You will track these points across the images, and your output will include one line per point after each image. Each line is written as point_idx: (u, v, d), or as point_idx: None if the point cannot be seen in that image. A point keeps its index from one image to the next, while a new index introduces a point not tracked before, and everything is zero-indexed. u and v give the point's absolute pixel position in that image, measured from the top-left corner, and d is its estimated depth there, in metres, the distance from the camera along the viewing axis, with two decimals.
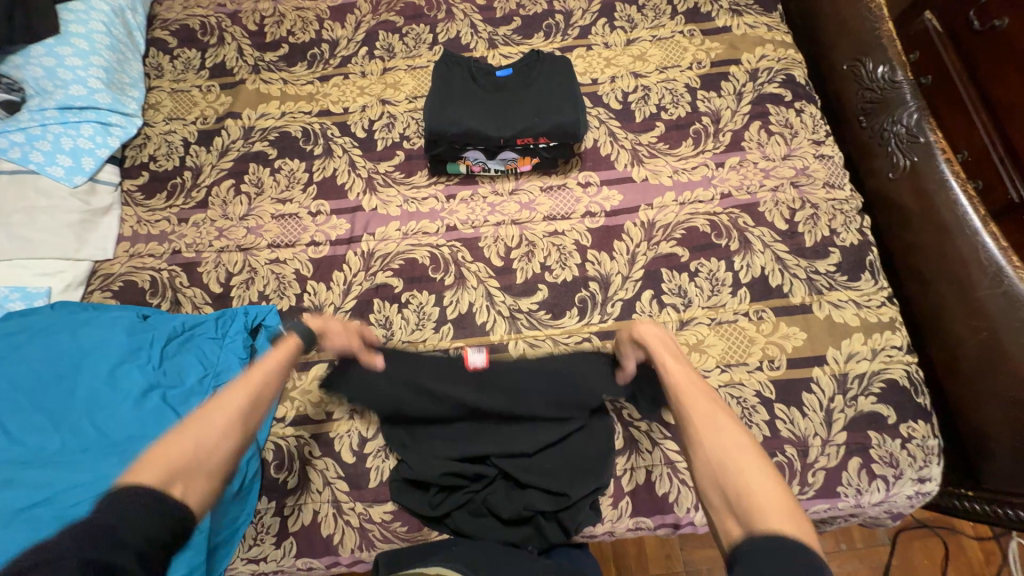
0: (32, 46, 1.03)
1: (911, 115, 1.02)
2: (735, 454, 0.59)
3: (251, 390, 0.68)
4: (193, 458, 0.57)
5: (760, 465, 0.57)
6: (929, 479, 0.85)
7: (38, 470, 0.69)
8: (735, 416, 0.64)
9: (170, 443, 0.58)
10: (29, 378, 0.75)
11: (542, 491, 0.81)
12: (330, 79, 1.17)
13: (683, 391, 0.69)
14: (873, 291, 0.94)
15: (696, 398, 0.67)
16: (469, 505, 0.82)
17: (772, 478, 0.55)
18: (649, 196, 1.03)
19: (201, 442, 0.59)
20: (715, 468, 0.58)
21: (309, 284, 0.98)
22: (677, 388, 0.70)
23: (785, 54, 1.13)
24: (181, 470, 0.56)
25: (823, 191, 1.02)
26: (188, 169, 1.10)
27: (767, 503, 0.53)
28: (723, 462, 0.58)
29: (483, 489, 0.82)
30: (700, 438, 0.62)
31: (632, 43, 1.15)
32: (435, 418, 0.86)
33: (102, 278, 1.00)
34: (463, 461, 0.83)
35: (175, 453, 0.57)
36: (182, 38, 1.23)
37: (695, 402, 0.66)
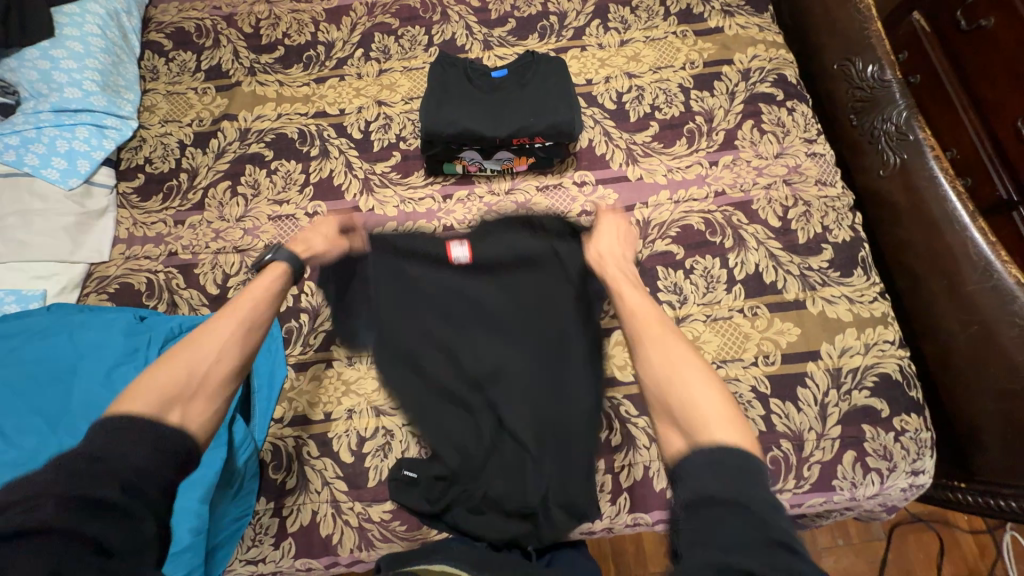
0: (26, 49, 1.04)
1: (901, 113, 1.03)
2: (684, 372, 0.63)
3: (243, 311, 0.70)
4: (191, 380, 0.62)
5: (707, 381, 0.62)
6: (922, 472, 0.86)
7: None
8: (684, 338, 0.68)
9: (167, 367, 0.62)
10: (27, 381, 0.74)
11: (541, 487, 0.80)
12: (325, 81, 1.17)
13: (638, 315, 0.72)
14: (866, 287, 0.95)
15: (650, 322, 0.70)
16: (469, 501, 0.81)
17: (716, 392, 0.60)
18: (644, 194, 1.04)
19: (196, 365, 0.63)
20: (665, 383, 0.63)
21: (306, 284, 0.99)
22: (632, 314, 0.73)
23: (777, 54, 1.14)
24: (179, 396, 0.60)
25: (815, 189, 1.03)
26: (184, 171, 1.10)
27: (710, 413, 0.58)
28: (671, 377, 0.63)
29: (481, 484, 0.81)
30: (652, 358, 0.66)
31: (626, 44, 1.17)
32: (430, 410, 0.86)
33: (98, 281, 1.00)
34: (459, 454, 0.82)
35: (173, 378, 0.61)
36: (177, 41, 1.23)
37: (649, 325, 0.70)
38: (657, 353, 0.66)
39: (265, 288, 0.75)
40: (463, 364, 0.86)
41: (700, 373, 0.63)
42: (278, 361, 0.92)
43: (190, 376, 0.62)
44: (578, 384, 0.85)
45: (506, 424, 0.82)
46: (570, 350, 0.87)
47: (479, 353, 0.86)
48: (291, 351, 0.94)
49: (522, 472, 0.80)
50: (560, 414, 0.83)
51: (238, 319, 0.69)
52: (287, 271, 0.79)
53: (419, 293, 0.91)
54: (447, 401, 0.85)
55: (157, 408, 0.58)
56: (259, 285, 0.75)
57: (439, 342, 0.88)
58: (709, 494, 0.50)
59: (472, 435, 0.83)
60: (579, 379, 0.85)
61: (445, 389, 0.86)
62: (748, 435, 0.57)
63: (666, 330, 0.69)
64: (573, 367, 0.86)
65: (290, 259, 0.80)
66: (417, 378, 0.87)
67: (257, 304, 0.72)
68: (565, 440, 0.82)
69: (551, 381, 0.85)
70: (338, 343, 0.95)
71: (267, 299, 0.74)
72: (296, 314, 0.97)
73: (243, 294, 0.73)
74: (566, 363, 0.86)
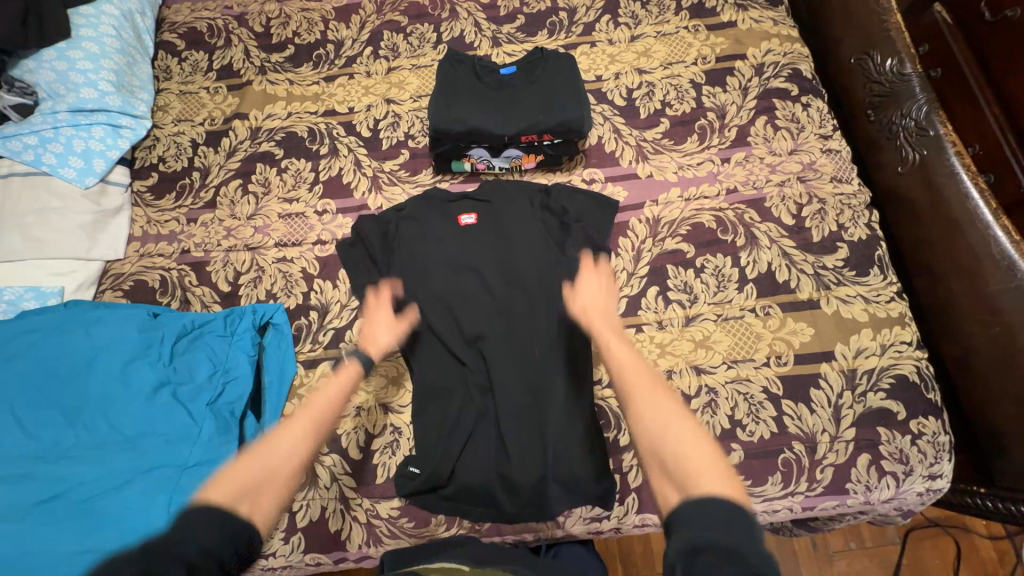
0: (45, 51, 1.05)
1: (921, 108, 1.01)
2: (674, 428, 0.66)
3: (320, 405, 0.76)
4: (263, 474, 0.66)
5: (693, 433, 0.65)
6: (940, 476, 0.84)
7: (54, 466, 0.70)
8: (672, 394, 0.72)
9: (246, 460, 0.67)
10: (44, 374, 0.75)
11: (549, 459, 0.83)
12: (335, 80, 1.18)
13: (627, 370, 0.76)
14: (882, 286, 0.93)
15: (638, 377, 0.75)
16: (480, 476, 0.83)
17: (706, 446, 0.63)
18: (654, 192, 1.03)
19: (273, 457, 0.68)
20: (654, 435, 0.66)
21: (316, 282, 1.00)
22: (621, 372, 0.76)
23: (791, 48, 1.12)
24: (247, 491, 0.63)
25: (830, 186, 1.01)
26: (196, 169, 1.11)
27: (697, 462, 0.60)
28: (660, 430, 0.66)
29: (490, 459, 0.84)
30: (642, 412, 0.69)
31: (636, 39, 1.15)
32: (434, 389, 0.90)
33: (113, 278, 1.02)
34: (466, 432, 0.85)
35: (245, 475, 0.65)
36: (190, 40, 1.25)
37: (637, 381, 0.74)
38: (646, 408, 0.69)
39: (341, 386, 0.80)
40: (467, 326, 0.92)
41: (685, 426, 0.66)
42: (289, 358, 0.93)
43: (265, 468, 0.67)
44: (577, 361, 0.90)
45: (509, 399, 0.86)
46: (567, 329, 0.92)
47: (481, 318, 0.93)
48: (301, 349, 0.94)
49: (528, 445, 0.84)
50: (562, 390, 0.87)
51: (313, 413, 0.75)
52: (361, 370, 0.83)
53: (427, 259, 0.98)
54: (451, 381, 0.90)
55: (230, 498, 0.61)
56: (336, 379, 0.81)
57: (441, 325, 0.93)
58: (705, 540, 0.49)
59: (476, 411, 0.87)
60: (576, 356, 0.91)
61: (449, 369, 0.91)
62: (740, 485, 0.58)
63: (652, 385, 0.73)
64: (570, 345, 0.91)
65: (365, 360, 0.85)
66: (421, 360, 0.92)
67: (332, 397, 0.78)
68: (568, 414, 0.86)
69: (552, 359, 0.89)
70: (347, 341, 0.95)
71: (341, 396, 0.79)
72: (305, 311, 0.96)
73: (323, 390, 0.78)
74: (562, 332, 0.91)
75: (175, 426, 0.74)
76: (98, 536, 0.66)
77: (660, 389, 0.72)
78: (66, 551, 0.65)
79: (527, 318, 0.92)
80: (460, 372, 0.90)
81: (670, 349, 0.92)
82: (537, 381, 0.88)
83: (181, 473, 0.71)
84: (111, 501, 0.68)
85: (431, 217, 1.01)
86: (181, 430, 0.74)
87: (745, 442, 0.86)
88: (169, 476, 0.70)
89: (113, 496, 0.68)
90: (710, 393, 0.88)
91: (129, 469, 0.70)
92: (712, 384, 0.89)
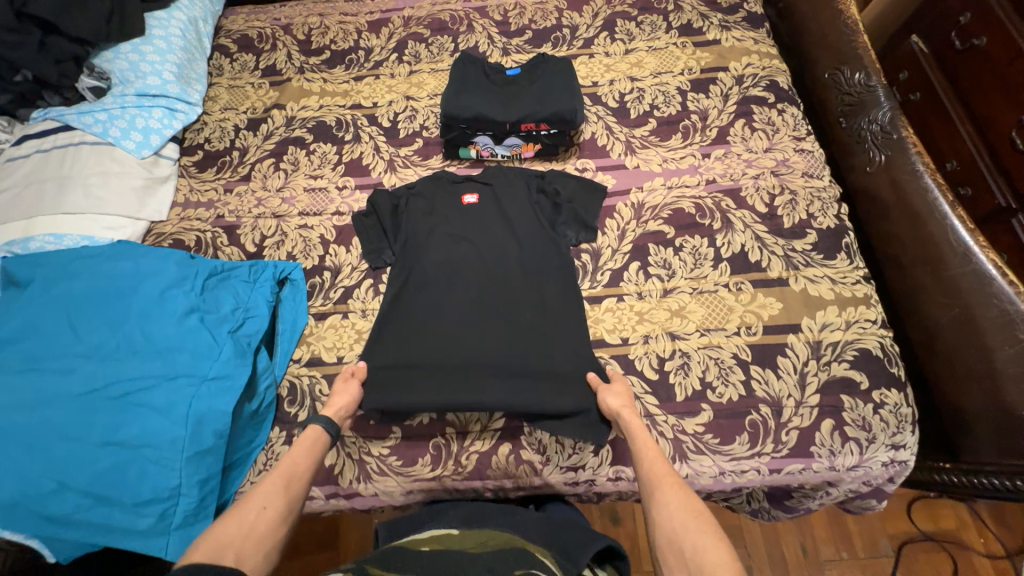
0: (123, 45, 1.24)
1: (885, 113, 1.10)
2: (694, 521, 0.67)
3: (288, 468, 0.76)
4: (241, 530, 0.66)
5: (712, 535, 0.65)
6: (903, 447, 0.88)
7: (97, 364, 0.80)
8: (686, 483, 0.73)
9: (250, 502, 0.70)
10: (95, 290, 0.86)
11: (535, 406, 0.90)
12: (363, 79, 1.34)
13: (650, 466, 0.76)
14: (849, 269, 1.00)
15: (660, 476, 0.74)
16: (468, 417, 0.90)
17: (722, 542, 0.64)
18: (639, 180, 1.13)
19: (246, 516, 0.68)
20: (671, 540, 0.66)
21: (331, 246, 1.11)
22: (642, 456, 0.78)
23: (770, 63, 1.25)
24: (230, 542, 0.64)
25: (802, 180, 1.10)
26: (237, 149, 1.27)
27: (718, 568, 0.61)
28: (678, 532, 0.67)
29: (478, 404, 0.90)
30: (665, 512, 0.69)
31: (630, 52, 1.30)
32: (429, 344, 0.98)
33: (155, 236, 1.16)
34: (458, 383, 0.93)
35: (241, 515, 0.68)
36: (242, 45, 1.44)
37: (659, 479, 0.74)
38: (665, 508, 0.70)
39: (306, 452, 0.79)
40: (463, 288, 1.03)
41: (705, 528, 0.66)
42: (302, 311, 1.03)
43: (240, 526, 0.67)
44: (566, 324, 0.99)
45: (499, 353, 0.96)
46: (555, 299, 1.01)
47: (477, 283, 1.03)
48: (313, 303, 1.05)
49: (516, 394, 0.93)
50: (549, 348, 0.97)
51: (281, 475, 0.75)
52: (322, 434, 0.82)
53: (432, 230, 1.10)
54: (446, 336, 0.98)
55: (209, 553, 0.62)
56: (297, 447, 0.80)
57: (440, 290, 1.03)
58: None
59: (467, 365, 0.95)
60: (563, 317, 1.00)
61: (443, 327, 0.99)
62: None
63: (671, 481, 0.73)
64: (558, 311, 1.00)
65: (328, 423, 0.84)
66: (419, 316, 1.01)
67: (298, 459, 0.78)
68: (555, 372, 0.94)
69: (540, 320, 0.99)
70: (355, 298, 1.05)
71: (307, 459, 0.79)
72: (319, 271, 1.08)
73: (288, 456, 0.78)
74: (548, 297, 1.02)
75: (199, 346, 0.84)
76: (127, 428, 0.77)
77: (680, 484, 0.73)
78: (101, 438, 0.76)
79: (519, 285, 1.03)
80: (454, 330, 0.99)
81: (648, 316, 0.99)
82: (524, 339, 0.97)
83: (202, 383, 0.81)
84: (141, 400, 0.78)
85: (439, 195, 1.14)
86: (204, 350, 0.84)
87: (714, 403, 0.92)
88: (192, 384, 0.80)
89: (144, 395, 0.79)
90: (683, 357, 0.95)
91: (158, 374, 0.80)
92: (685, 348, 0.96)
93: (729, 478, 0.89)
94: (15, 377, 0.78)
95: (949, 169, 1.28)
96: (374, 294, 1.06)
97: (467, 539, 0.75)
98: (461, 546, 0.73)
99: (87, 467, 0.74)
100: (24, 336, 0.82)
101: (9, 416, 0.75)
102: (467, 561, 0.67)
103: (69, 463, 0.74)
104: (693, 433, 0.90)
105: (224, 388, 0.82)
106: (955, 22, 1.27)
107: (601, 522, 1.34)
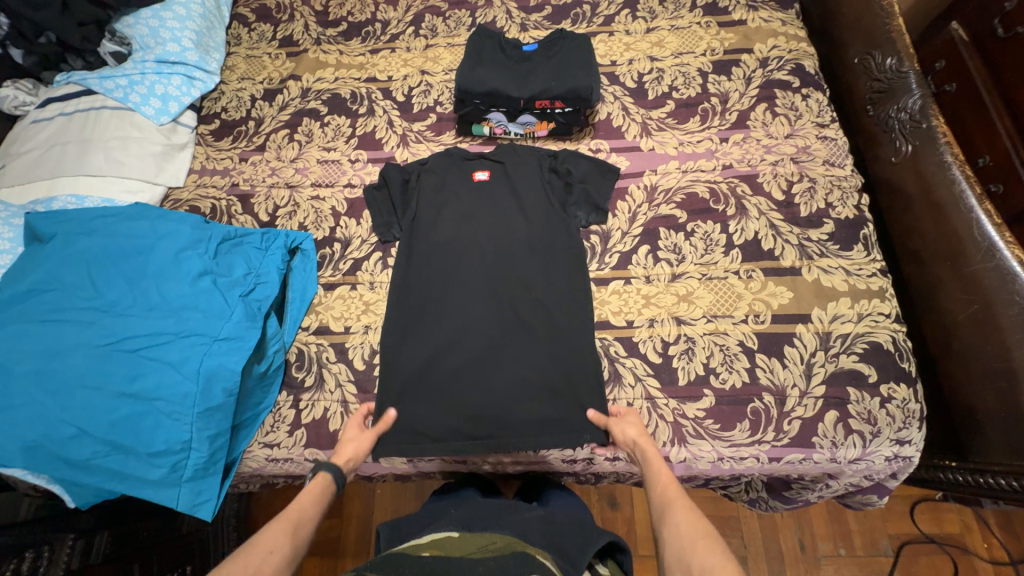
0: (143, 10, 1.24)
1: (916, 101, 1.04)
2: (705, 544, 0.67)
3: (295, 513, 0.74)
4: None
5: (718, 551, 0.65)
6: (909, 442, 0.87)
7: (114, 319, 0.83)
8: (694, 505, 0.73)
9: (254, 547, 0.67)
10: (114, 248, 0.88)
11: (532, 395, 0.93)
12: (379, 52, 1.33)
13: (661, 489, 0.76)
14: (865, 261, 0.98)
15: (671, 496, 0.74)
16: (467, 414, 0.93)
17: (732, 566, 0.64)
18: (654, 162, 1.11)
19: (251, 559, 0.65)
20: (680, 559, 0.67)
21: (342, 219, 1.12)
22: (654, 481, 0.78)
23: (797, 46, 1.20)
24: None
25: (822, 168, 1.07)
26: (253, 119, 1.28)
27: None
28: (687, 551, 0.67)
29: (476, 402, 0.93)
30: (675, 533, 0.69)
31: (652, 31, 1.26)
32: (431, 332, 0.99)
33: (172, 202, 1.18)
34: (458, 377, 0.95)
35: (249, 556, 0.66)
36: (260, 14, 1.44)
37: (670, 500, 0.74)
38: (675, 529, 0.70)
39: (312, 499, 0.78)
40: (469, 266, 1.04)
41: (713, 546, 0.66)
42: (312, 280, 1.05)
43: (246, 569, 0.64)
44: (572, 307, 0.99)
45: (502, 334, 0.97)
46: (558, 297, 1.00)
47: (483, 261, 1.04)
48: (323, 273, 1.06)
49: (515, 375, 0.95)
50: (552, 329, 0.97)
51: (288, 519, 0.72)
52: (332, 483, 0.81)
53: (444, 207, 1.10)
54: (449, 313, 1.00)
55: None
56: (304, 493, 0.78)
57: (447, 266, 1.04)
58: None
59: (469, 344, 0.97)
60: (569, 300, 1.00)
61: (446, 317, 1.00)
62: None
63: (682, 504, 0.73)
64: (564, 293, 1.00)
65: (337, 474, 0.82)
66: (423, 292, 1.03)
67: (306, 505, 0.76)
68: (553, 373, 0.94)
69: (546, 302, 1.00)
70: (363, 270, 1.07)
71: (312, 507, 0.77)
72: (330, 243, 1.09)
73: (295, 503, 0.76)
74: (555, 279, 1.02)
75: (212, 307, 0.86)
76: (142, 381, 0.79)
77: (690, 507, 0.72)
78: (116, 390, 0.78)
79: (526, 265, 1.03)
80: (459, 307, 1.00)
81: (655, 300, 0.99)
82: (527, 321, 0.98)
83: (212, 343, 0.83)
84: (156, 355, 0.81)
85: (451, 170, 1.13)
86: (216, 311, 0.86)
87: (717, 388, 0.91)
88: (203, 343, 0.83)
89: (158, 351, 0.81)
90: (688, 342, 0.95)
91: (172, 332, 0.83)
92: (691, 334, 0.95)
93: (727, 464, 0.89)
94: (33, 327, 0.81)
95: (981, 165, 1.15)
96: (382, 268, 1.07)
97: (469, 543, 0.75)
98: (461, 551, 0.74)
99: (104, 416, 0.77)
100: (45, 288, 0.85)
101: (31, 363, 0.79)
102: (470, 562, 0.69)
103: (87, 412, 0.77)
104: (694, 418, 0.90)
105: (233, 349, 0.84)
106: (1000, 7, 1.13)
107: (599, 505, 1.36)
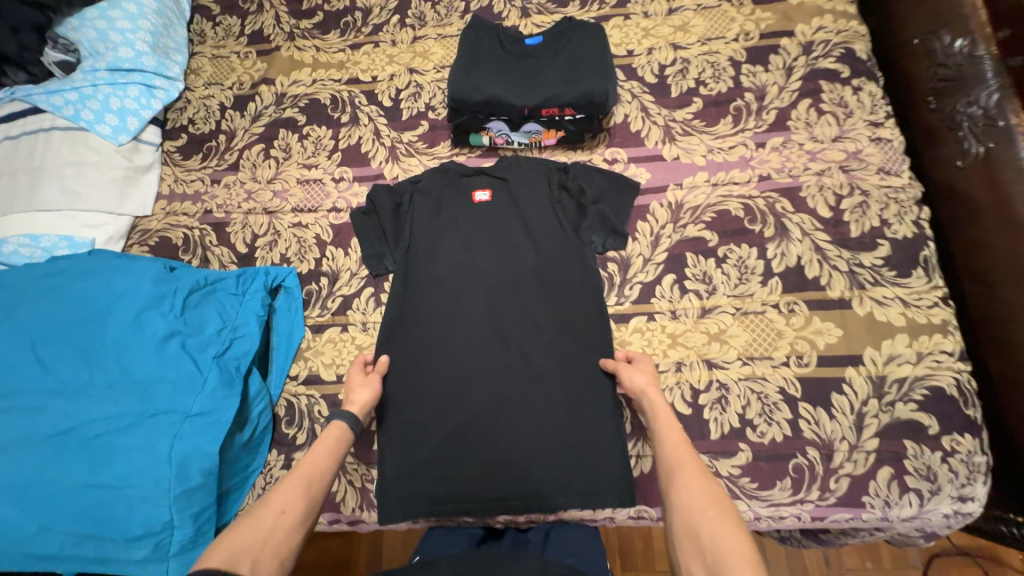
0: (88, 10, 1.08)
1: (991, 95, 0.87)
2: (716, 511, 0.58)
3: (308, 468, 0.70)
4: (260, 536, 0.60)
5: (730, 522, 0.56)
6: (972, 499, 0.76)
7: (69, 400, 0.74)
8: (707, 468, 0.64)
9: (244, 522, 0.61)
10: (64, 315, 0.79)
11: (547, 450, 0.84)
12: (360, 47, 1.17)
13: (670, 448, 0.68)
14: (926, 290, 0.85)
15: (680, 458, 0.65)
16: (477, 473, 0.84)
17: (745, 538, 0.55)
18: (678, 175, 0.97)
19: (265, 519, 0.61)
20: (688, 526, 0.58)
21: (328, 249, 1.00)
22: (663, 440, 0.69)
23: (847, 25, 1.02)
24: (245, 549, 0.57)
25: (876, 177, 0.92)
26: (223, 132, 1.14)
27: (735, 559, 0.52)
28: (695, 517, 0.58)
29: (486, 461, 0.84)
30: (684, 499, 0.61)
31: (674, 12, 1.08)
32: (433, 382, 0.89)
33: (141, 233, 1.07)
34: (466, 433, 0.86)
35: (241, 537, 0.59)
36: (225, 5, 1.27)
37: (679, 461, 0.65)
38: (684, 491, 0.61)
39: (325, 446, 0.74)
40: (471, 303, 0.92)
41: (725, 514, 0.57)
42: (297, 323, 0.95)
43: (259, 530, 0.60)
44: (588, 347, 0.88)
45: (512, 381, 0.87)
46: (574, 338, 0.89)
47: (488, 295, 0.92)
48: (310, 314, 0.96)
49: (528, 427, 0.85)
50: (567, 374, 0.87)
51: (302, 476, 0.69)
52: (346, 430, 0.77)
53: (441, 234, 0.97)
54: (452, 358, 0.89)
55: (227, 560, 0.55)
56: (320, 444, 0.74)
57: (447, 303, 0.93)
58: None
59: (476, 393, 0.87)
60: (585, 338, 0.89)
61: (451, 364, 0.89)
62: None
63: (694, 464, 0.64)
64: (580, 331, 0.89)
65: (352, 420, 0.79)
66: (421, 334, 0.92)
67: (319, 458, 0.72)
68: (570, 424, 0.85)
69: (560, 341, 0.89)
70: (354, 309, 0.96)
71: (328, 457, 0.73)
72: (316, 277, 0.98)
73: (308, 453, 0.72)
74: (567, 313, 0.90)
75: (181, 376, 0.77)
76: (106, 470, 0.71)
77: (703, 469, 0.64)
78: (77, 482, 0.70)
79: (536, 299, 0.91)
80: (462, 351, 0.90)
81: (682, 340, 0.87)
82: (538, 364, 0.88)
83: (184, 419, 0.74)
84: (119, 439, 0.72)
85: (446, 190, 1.00)
86: (186, 379, 0.77)
87: (754, 443, 0.81)
88: (173, 421, 0.74)
89: (121, 434, 0.73)
90: (721, 389, 0.84)
91: (136, 411, 0.74)
92: (724, 380, 0.84)
93: (764, 523, 0.79)
94: None
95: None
96: (375, 305, 0.96)
97: None
98: None
99: (67, 510, 0.70)
100: None
101: None
102: None
103: (51, 506, 0.70)
104: (727, 476, 0.80)
105: (210, 424, 0.75)
106: None
107: None
